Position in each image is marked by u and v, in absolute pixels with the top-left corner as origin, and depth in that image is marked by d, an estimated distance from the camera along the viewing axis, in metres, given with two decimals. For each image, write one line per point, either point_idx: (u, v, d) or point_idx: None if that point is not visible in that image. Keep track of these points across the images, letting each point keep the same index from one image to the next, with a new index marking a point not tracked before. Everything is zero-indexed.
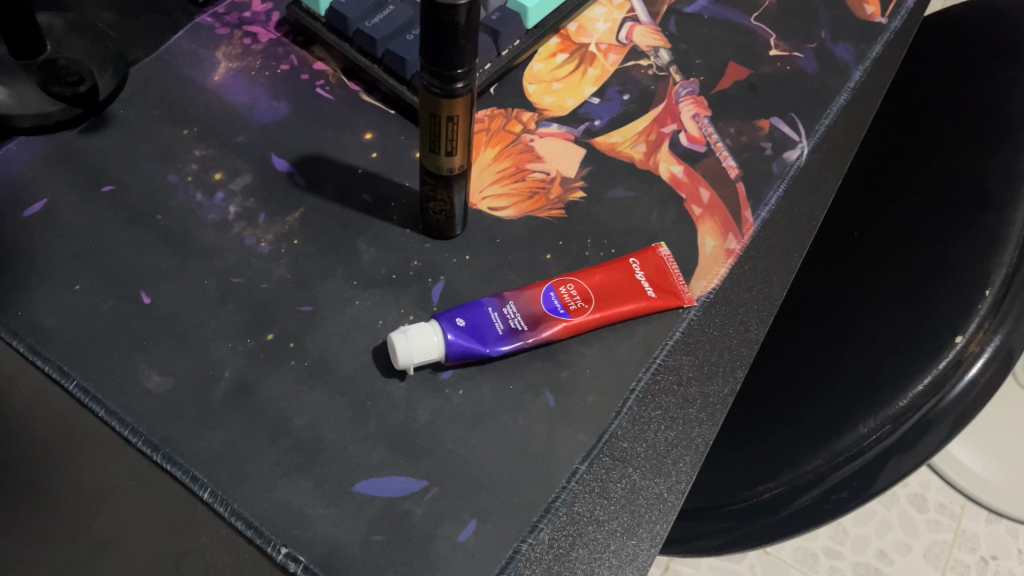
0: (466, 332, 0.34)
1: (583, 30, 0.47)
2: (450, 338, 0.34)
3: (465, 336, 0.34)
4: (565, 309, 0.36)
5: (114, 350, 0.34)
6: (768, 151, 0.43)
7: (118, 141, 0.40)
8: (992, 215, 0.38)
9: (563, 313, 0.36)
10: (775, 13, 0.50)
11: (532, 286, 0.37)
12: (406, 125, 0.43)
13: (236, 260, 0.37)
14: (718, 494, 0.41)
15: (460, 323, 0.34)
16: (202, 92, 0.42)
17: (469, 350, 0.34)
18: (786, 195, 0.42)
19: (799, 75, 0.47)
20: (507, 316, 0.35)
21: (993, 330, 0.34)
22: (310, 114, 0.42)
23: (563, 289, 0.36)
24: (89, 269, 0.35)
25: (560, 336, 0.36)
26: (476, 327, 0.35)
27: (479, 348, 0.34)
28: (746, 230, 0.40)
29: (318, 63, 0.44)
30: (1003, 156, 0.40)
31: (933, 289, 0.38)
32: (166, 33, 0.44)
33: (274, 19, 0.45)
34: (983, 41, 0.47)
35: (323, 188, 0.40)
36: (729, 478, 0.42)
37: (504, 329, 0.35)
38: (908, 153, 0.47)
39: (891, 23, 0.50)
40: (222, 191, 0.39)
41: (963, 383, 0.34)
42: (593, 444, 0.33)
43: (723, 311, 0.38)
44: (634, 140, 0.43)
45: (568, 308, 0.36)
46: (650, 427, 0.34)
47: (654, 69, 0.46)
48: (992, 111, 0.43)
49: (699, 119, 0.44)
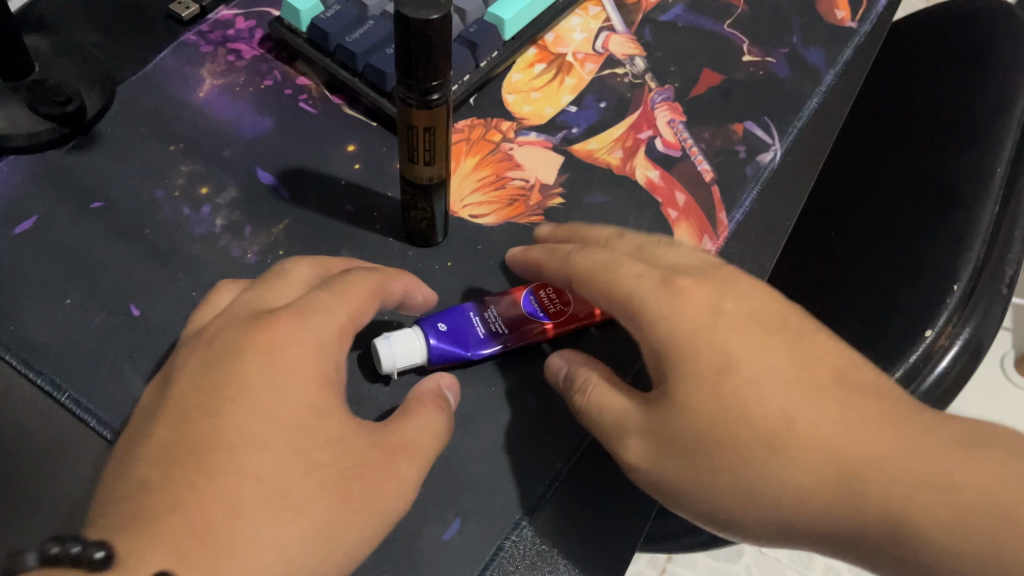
0: (448, 336, 0.35)
1: (560, 40, 0.48)
2: (432, 343, 0.35)
3: (447, 337, 0.35)
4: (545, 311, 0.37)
5: (104, 363, 0.34)
6: (743, 155, 0.44)
7: (105, 158, 0.40)
8: (959, 212, 0.39)
9: (542, 313, 0.37)
10: (748, 20, 0.51)
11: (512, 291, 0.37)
12: (387, 136, 0.44)
13: (223, 272, 0.38)
14: None
15: (441, 324, 0.35)
16: (187, 109, 0.43)
17: (451, 351, 0.35)
18: (760, 197, 0.43)
19: (772, 80, 0.48)
20: (488, 319, 0.36)
21: (961, 323, 0.35)
22: (293, 128, 0.43)
23: (542, 293, 0.37)
24: (80, 284, 0.36)
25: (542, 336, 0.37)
26: (457, 329, 0.35)
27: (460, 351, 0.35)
28: (720, 231, 0.41)
29: (301, 79, 0.45)
30: (973, 154, 0.40)
31: (905, 285, 0.39)
32: (151, 52, 0.45)
33: (257, 36, 0.47)
34: (957, 40, 0.48)
35: (307, 199, 0.41)
36: None
37: (485, 332, 0.36)
38: (882, 146, 0.48)
39: (860, 27, 0.52)
40: (208, 205, 0.40)
41: (934, 374, 0.35)
42: (579, 445, 0.34)
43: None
44: (611, 147, 0.44)
45: (547, 309, 0.37)
46: None
47: (630, 77, 0.47)
48: (962, 108, 0.43)
49: (674, 124, 0.45)
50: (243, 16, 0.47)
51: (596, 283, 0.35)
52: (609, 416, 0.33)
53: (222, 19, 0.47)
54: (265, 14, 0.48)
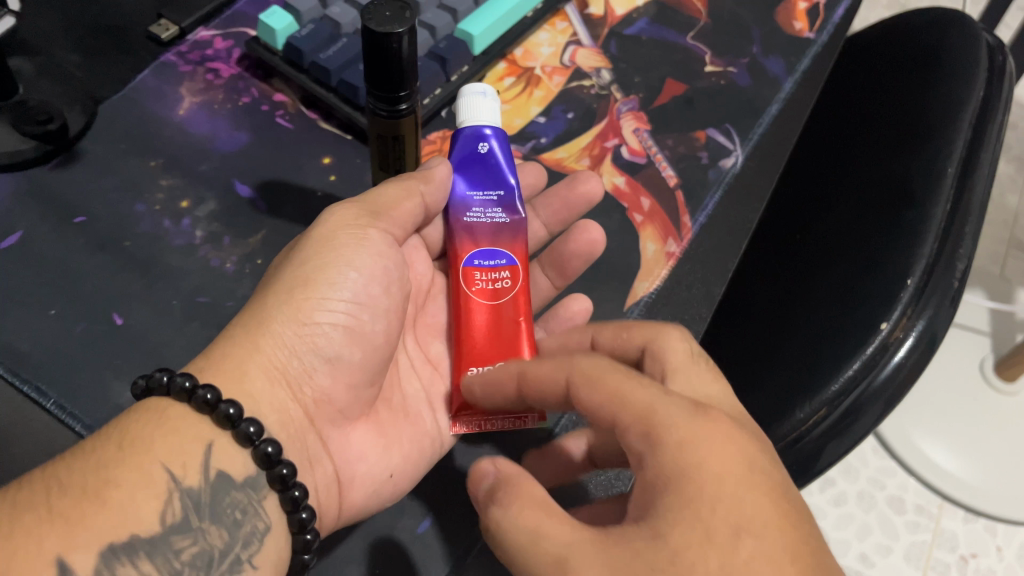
0: (486, 155, 0.38)
1: (529, 55, 0.50)
2: (491, 130, 0.38)
3: (463, 154, 0.38)
4: (481, 269, 0.37)
5: (87, 369, 0.35)
6: (705, 160, 0.47)
7: (87, 173, 0.42)
8: (913, 212, 0.38)
9: (491, 265, 0.37)
10: (709, 32, 0.53)
11: (511, 247, 0.38)
12: (362, 148, 0.45)
13: (202, 280, 0.39)
14: None
15: (487, 155, 0.38)
16: (167, 125, 0.44)
17: (463, 154, 0.38)
18: (723, 200, 0.45)
19: (732, 88, 0.50)
20: (486, 212, 0.38)
21: (915, 316, 0.34)
22: (270, 142, 0.45)
23: (503, 272, 0.37)
24: (62, 294, 0.37)
25: (464, 244, 0.38)
26: (494, 166, 0.38)
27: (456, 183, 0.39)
28: (685, 233, 0.43)
29: (278, 95, 0.47)
30: (925, 155, 0.40)
31: (864, 280, 0.37)
32: (132, 72, 0.46)
33: (235, 55, 0.48)
34: (914, 49, 0.47)
35: (284, 210, 0.42)
36: None
37: (494, 199, 0.39)
38: (843, 151, 0.47)
39: (819, 37, 0.54)
40: (188, 217, 0.41)
41: (890, 367, 0.34)
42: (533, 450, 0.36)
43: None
44: (579, 155, 0.46)
45: (481, 274, 0.37)
46: None
47: (596, 88, 0.49)
48: (917, 113, 0.43)
49: (639, 133, 0.47)
50: (221, 36, 0.49)
51: (598, 384, 0.28)
52: (541, 551, 0.26)
53: (201, 40, 0.48)
54: (243, 34, 0.49)
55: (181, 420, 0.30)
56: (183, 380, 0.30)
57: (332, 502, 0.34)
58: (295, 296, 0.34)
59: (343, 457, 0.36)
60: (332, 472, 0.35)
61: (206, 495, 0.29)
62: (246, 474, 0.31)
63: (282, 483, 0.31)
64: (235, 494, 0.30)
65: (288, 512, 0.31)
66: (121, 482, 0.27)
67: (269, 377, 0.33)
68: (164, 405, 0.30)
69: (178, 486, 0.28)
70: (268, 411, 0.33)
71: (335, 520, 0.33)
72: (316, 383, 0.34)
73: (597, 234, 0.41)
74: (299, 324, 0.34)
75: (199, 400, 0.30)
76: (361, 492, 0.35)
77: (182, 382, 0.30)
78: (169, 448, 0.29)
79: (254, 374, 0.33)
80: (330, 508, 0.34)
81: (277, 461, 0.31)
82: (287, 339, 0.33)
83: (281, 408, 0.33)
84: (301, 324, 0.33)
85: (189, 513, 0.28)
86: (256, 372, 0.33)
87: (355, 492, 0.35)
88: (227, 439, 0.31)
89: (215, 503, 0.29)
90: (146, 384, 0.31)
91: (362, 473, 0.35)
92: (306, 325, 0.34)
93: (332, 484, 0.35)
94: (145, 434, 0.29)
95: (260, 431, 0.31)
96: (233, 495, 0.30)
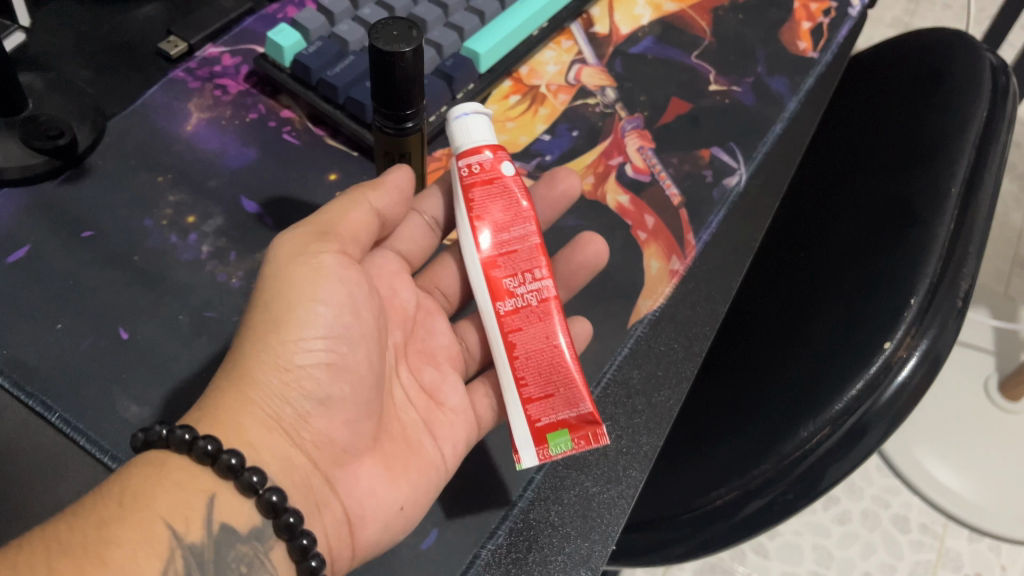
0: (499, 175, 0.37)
1: (534, 73, 0.50)
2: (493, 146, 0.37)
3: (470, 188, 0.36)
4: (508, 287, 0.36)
5: (92, 383, 0.35)
6: (710, 178, 0.47)
7: (96, 189, 0.42)
8: (915, 233, 0.38)
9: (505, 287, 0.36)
10: (714, 51, 0.54)
11: None
12: (368, 165, 0.46)
13: (210, 295, 0.39)
14: (664, 527, 0.40)
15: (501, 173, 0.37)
16: (175, 142, 0.45)
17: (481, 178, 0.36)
18: (726, 219, 0.46)
19: (737, 107, 0.51)
20: None
21: (918, 335, 0.34)
22: (276, 158, 0.45)
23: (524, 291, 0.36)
24: (69, 309, 0.37)
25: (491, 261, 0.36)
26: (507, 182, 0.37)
27: (486, 177, 0.36)
28: (688, 252, 0.44)
29: (285, 111, 0.47)
30: (926, 179, 0.40)
31: (871, 301, 0.37)
32: (141, 88, 0.46)
33: (242, 72, 0.49)
34: (920, 70, 0.48)
35: (290, 226, 0.43)
36: (674, 491, 0.41)
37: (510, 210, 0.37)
38: (847, 174, 0.47)
39: (822, 57, 0.55)
40: (194, 233, 0.41)
41: (894, 386, 0.34)
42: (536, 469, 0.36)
43: (624, 390, 0.38)
44: (583, 173, 0.46)
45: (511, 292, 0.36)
46: (612, 424, 0.37)
47: (601, 107, 0.49)
48: (919, 135, 0.43)
49: (644, 151, 0.47)
50: (229, 53, 0.49)
51: None
52: None
53: (209, 57, 0.49)
54: (251, 51, 0.50)
55: (181, 474, 0.30)
56: (183, 431, 0.30)
57: (345, 542, 0.33)
58: (270, 341, 0.33)
59: (351, 496, 0.35)
60: (342, 513, 0.34)
61: (210, 551, 0.29)
62: (251, 525, 0.31)
63: (289, 532, 0.31)
64: (240, 547, 0.30)
65: (296, 561, 0.31)
66: (122, 542, 0.27)
67: (266, 426, 0.33)
68: (165, 456, 0.30)
69: (181, 542, 0.28)
70: (271, 459, 0.33)
71: (349, 561, 0.33)
72: (314, 428, 0.34)
73: (597, 246, 0.40)
74: (279, 369, 0.33)
75: (200, 451, 0.30)
76: (373, 529, 0.33)
77: (182, 434, 0.30)
78: (170, 503, 0.29)
79: (252, 424, 0.33)
80: (343, 552, 0.33)
81: (283, 510, 0.31)
82: (273, 388, 0.33)
83: (283, 456, 0.33)
84: (281, 370, 0.33)
85: (193, 569, 0.28)
86: (252, 422, 0.33)
87: (367, 529, 0.33)
88: (228, 490, 0.31)
89: (219, 558, 0.29)
90: (145, 437, 0.30)
91: (373, 509, 0.34)
92: (289, 369, 0.33)
93: (344, 526, 0.34)
94: (145, 489, 0.29)
95: (263, 479, 0.31)
96: (238, 548, 0.30)
